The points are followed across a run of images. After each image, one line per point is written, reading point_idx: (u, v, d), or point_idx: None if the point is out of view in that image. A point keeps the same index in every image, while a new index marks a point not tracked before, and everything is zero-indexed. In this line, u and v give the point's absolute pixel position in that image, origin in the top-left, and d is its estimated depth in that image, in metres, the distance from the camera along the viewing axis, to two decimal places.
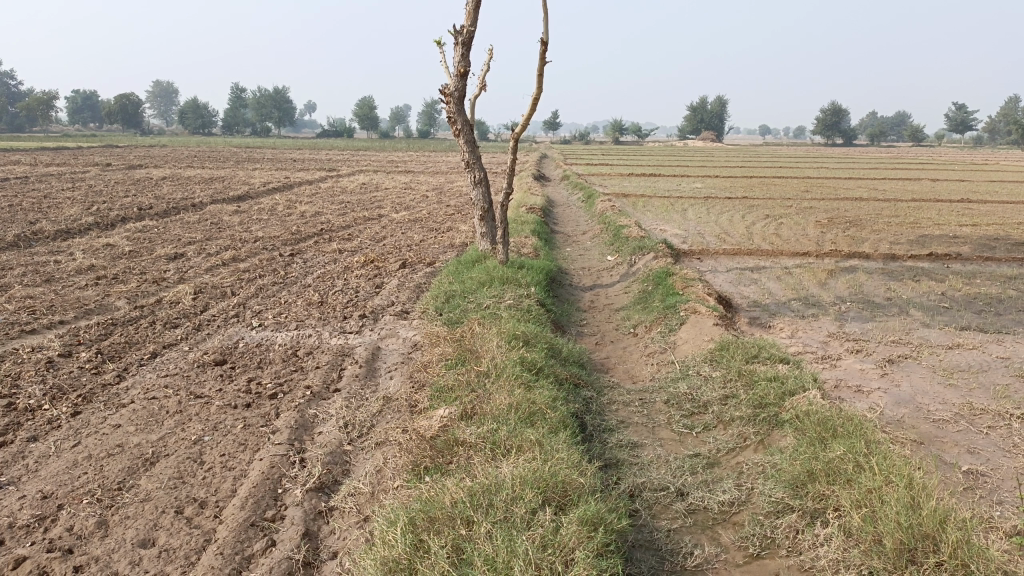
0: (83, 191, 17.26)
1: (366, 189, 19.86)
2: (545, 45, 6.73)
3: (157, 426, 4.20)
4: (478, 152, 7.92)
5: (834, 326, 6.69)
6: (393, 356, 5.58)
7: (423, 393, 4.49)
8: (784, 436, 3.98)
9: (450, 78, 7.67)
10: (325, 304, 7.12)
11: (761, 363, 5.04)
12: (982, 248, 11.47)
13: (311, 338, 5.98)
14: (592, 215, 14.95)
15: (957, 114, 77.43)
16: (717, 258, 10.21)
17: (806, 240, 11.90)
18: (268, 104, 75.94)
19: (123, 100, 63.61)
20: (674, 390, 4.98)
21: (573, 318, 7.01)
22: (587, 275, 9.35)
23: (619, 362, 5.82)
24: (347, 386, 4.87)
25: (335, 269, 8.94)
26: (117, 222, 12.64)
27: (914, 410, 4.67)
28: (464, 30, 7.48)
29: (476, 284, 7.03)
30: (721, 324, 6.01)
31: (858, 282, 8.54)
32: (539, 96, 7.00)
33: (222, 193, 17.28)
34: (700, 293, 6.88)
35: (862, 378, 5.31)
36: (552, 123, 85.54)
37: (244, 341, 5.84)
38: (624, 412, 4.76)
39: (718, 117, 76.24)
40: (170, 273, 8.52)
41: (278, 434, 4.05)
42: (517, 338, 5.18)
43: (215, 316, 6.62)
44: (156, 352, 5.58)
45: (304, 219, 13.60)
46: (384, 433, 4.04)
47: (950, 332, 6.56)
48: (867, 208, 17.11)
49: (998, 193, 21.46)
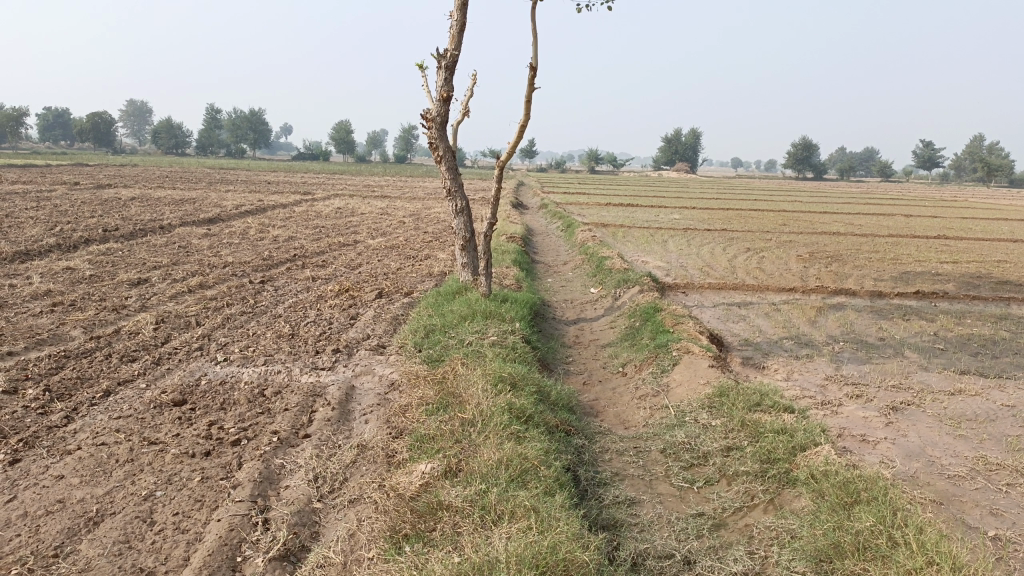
0: (48, 210, 16.70)
1: (341, 213, 19.51)
2: (533, 71, 6.45)
3: (104, 478, 3.77)
4: (460, 179, 7.59)
5: (830, 368, 6.42)
6: (368, 397, 5.18)
7: (401, 442, 4.11)
8: (797, 496, 3.66)
9: (433, 102, 7.36)
10: (296, 337, 6.71)
11: (764, 412, 4.72)
12: (966, 286, 11.36)
13: (280, 375, 5.56)
14: (572, 245, 14.72)
15: (925, 151, 79.21)
16: (702, 293, 9.97)
17: (790, 275, 11.72)
18: (242, 126, 75.27)
19: (94, 119, 62.74)
20: (671, 438, 4.64)
21: (559, 355, 6.67)
22: (570, 308, 9.03)
23: (609, 405, 5.48)
24: (317, 431, 4.47)
25: (307, 297, 8.54)
26: (79, 243, 12.12)
27: (926, 464, 4.39)
28: (448, 53, 7.20)
29: (458, 318, 6.67)
30: (717, 366, 5.71)
31: (848, 321, 8.31)
32: (527, 124, 6.71)
33: (191, 215, 16.81)
34: (692, 332, 6.57)
35: (866, 427, 5.02)
36: (529, 150, 85.80)
37: (206, 378, 5.42)
38: (618, 462, 4.40)
39: (692, 148, 77.05)
40: (131, 300, 8.05)
41: (239, 489, 3.64)
42: (503, 381, 4.81)
43: (177, 349, 6.18)
44: (110, 390, 5.13)
45: (276, 244, 13.17)
46: (358, 489, 3.65)
47: (949, 377, 6.31)
48: (847, 242, 17.05)
49: (972, 229, 21.68)
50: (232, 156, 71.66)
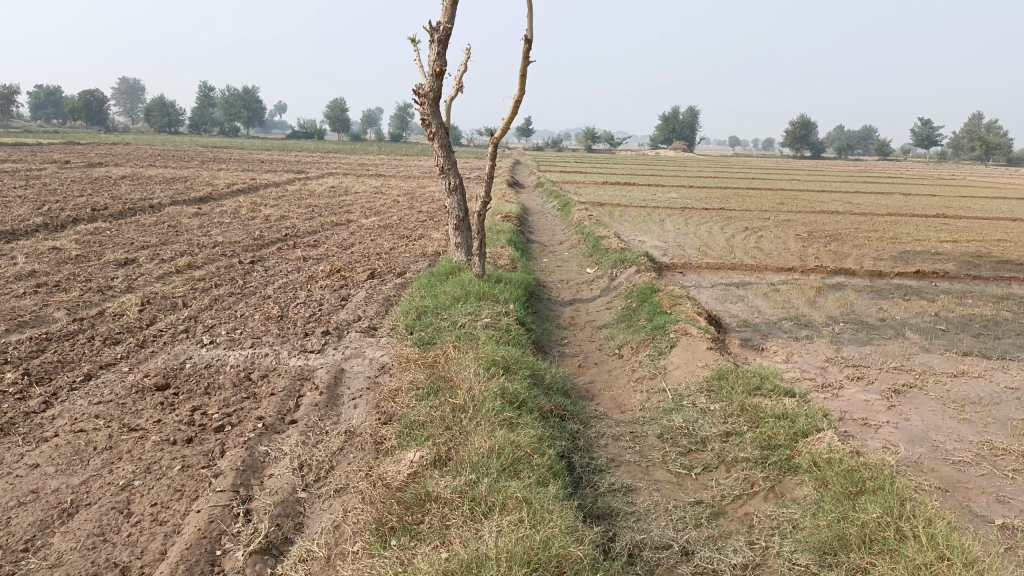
0: (36, 189, 16.46)
1: (335, 192, 19.29)
2: (528, 43, 6.25)
3: (80, 467, 3.63)
4: (453, 157, 7.40)
5: (830, 349, 6.29)
6: (358, 381, 5.04)
7: (389, 429, 3.97)
8: (800, 484, 3.54)
9: (425, 77, 7.16)
10: (286, 319, 6.55)
11: (764, 396, 4.58)
12: (966, 266, 11.23)
13: (267, 358, 5.42)
14: (569, 224, 14.55)
15: (923, 130, 78.92)
16: (700, 273, 9.83)
17: (788, 255, 11.57)
18: (236, 104, 74.49)
19: (85, 97, 62.04)
20: (668, 422, 4.52)
21: (554, 337, 6.53)
22: (566, 288, 8.88)
23: (605, 389, 5.35)
24: (304, 417, 4.33)
25: (298, 278, 8.38)
26: (67, 223, 11.91)
27: (931, 450, 4.27)
28: (441, 27, 6.99)
29: (451, 299, 6.52)
30: (716, 348, 5.58)
31: (848, 301, 8.17)
32: (521, 99, 6.51)
33: (182, 194, 16.59)
34: (690, 313, 6.43)
35: (867, 411, 4.90)
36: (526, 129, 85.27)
37: (191, 362, 5.27)
38: (614, 448, 4.28)
39: (689, 127, 76.62)
40: (118, 281, 7.88)
41: (221, 478, 3.51)
42: (496, 365, 4.67)
43: (162, 332, 6.02)
44: (91, 374, 4.98)
45: (268, 223, 12.97)
46: (345, 478, 3.52)
47: (952, 358, 6.19)
48: (845, 221, 16.89)
49: (971, 208, 21.53)
50: (226, 134, 71.01)
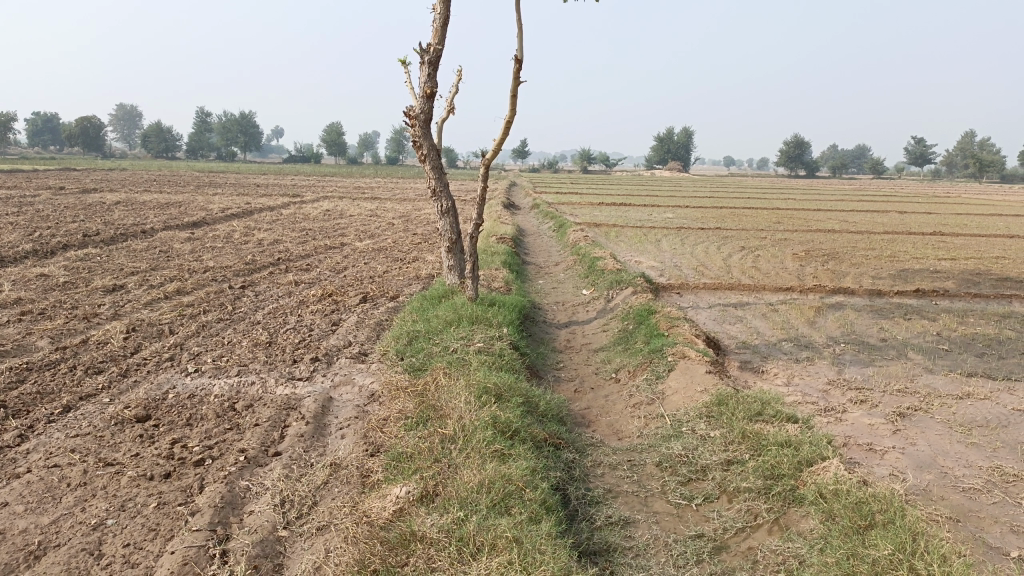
0: (29, 215, 16.32)
1: (330, 215, 19.20)
2: (519, 63, 6.16)
3: (51, 505, 3.45)
4: (445, 179, 7.29)
5: (832, 371, 6.14)
6: (345, 409, 4.88)
7: (376, 461, 3.81)
8: (805, 516, 3.38)
9: (415, 98, 7.06)
10: (274, 345, 6.40)
11: (765, 422, 4.41)
12: (966, 284, 11.12)
13: (253, 387, 5.26)
14: (564, 245, 14.44)
15: (917, 148, 79.32)
16: (697, 293, 9.70)
17: (785, 274, 11.45)
18: (233, 129, 74.61)
19: (82, 123, 62.14)
20: (667, 450, 4.36)
21: (549, 361, 6.38)
22: (562, 310, 8.74)
23: (602, 415, 5.19)
24: (289, 448, 4.16)
25: (289, 303, 8.23)
26: (57, 249, 11.76)
27: (939, 477, 4.11)
28: (432, 48, 6.91)
29: (443, 324, 6.37)
30: (715, 372, 5.43)
31: (848, 321, 8.04)
32: (512, 120, 6.42)
33: (175, 219, 16.48)
34: (688, 336, 6.29)
35: (872, 436, 4.75)
36: (521, 151, 85.61)
37: (174, 391, 5.11)
38: (611, 478, 4.12)
39: (684, 147, 76.92)
40: (105, 308, 7.73)
41: (198, 516, 3.35)
42: (487, 393, 4.51)
43: (146, 360, 5.86)
44: (70, 405, 4.82)
45: (261, 247, 12.84)
46: (328, 515, 3.35)
47: (957, 379, 6.04)
48: (842, 240, 16.80)
49: (968, 225, 21.45)
50: (223, 158, 71.10)
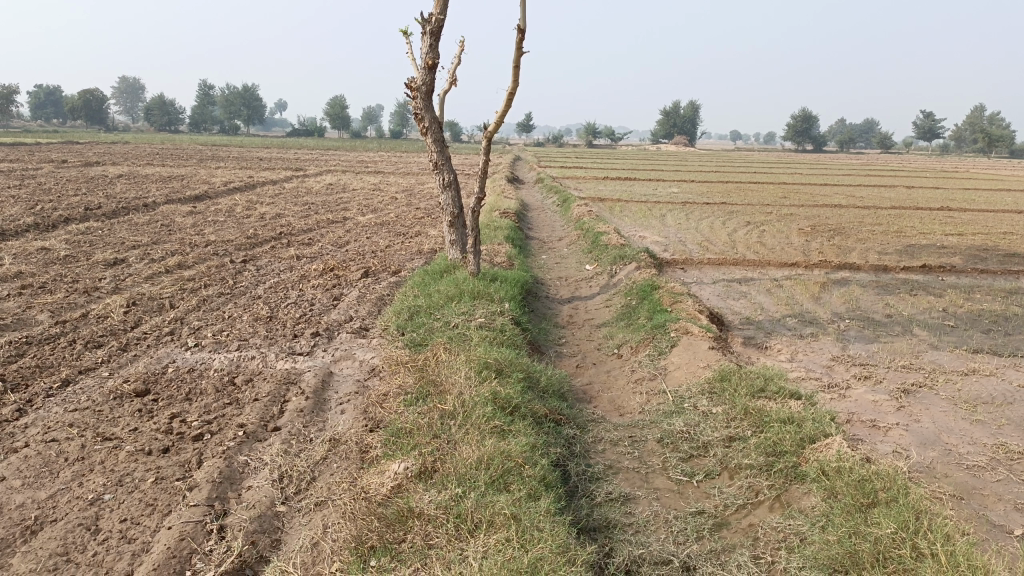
0: (31, 189, 16.27)
1: (332, 189, 19.11)
2: (521, 33, 6.04)
3: (48, 480, 3.44)
4: (447, 152, 7.20)
5: (836, 348, 6.09)
6: (346, 384, 4.86)
7: (375, 436, 3.78)
8: (807, 493, 3.35)
9: (417, 70, 6.95)
10: (274, 320, 6.36)
11: (768, 398, 4.37)
12: (973, 259, 11.02)
13: (253, 361, 5.23)
14: (568, 220, 14.35)
15: (926, 122, 78.56)
16: (701, 269, 9.64)
17: (791, 250, 11.35)
18: (236, 102, 74.16)
19: (85, 96, 61.81)
20: (669, 426, 4.33)
21: (551, 337, 6.34)
22: (565, 286, 8.69)
23: (604, 391, 5.15)
24: (287, 424, 4.14)
25: (290, 277, 8.19)
26: (58, 223, 11.71)
27: (943, 454, 4.08)
28: (433, 18, 6.78)
29: (444, 299, 6.33)
30: (718, 347, 5.38)
31: (853, 297, 7.98)
32: (514, 91, 6.32)
33: (178, 193, 16.40)
34: (691, 311, 6.23)
35: (876, 413, 4.71)
36: (525, 125, 85.07)
37: (174, 366, 5.08)
38: (612, 454, 4.09)
39: (690, 121, 76.30)
40: (105, 282, 7.69)
41: (196, 491, 3.33)
42: (488, 368, 4.47)
43: (146, 334, 5.84)
44: (69, 380, 4.80)
45: (263, 222, 12.79)
46: (326, 491, 3.34)
47: (962, 356, 5.99)
48: (849, 215, 16.68)
49: (976, 201, 21.26)
50: (226, 132, 70.77)
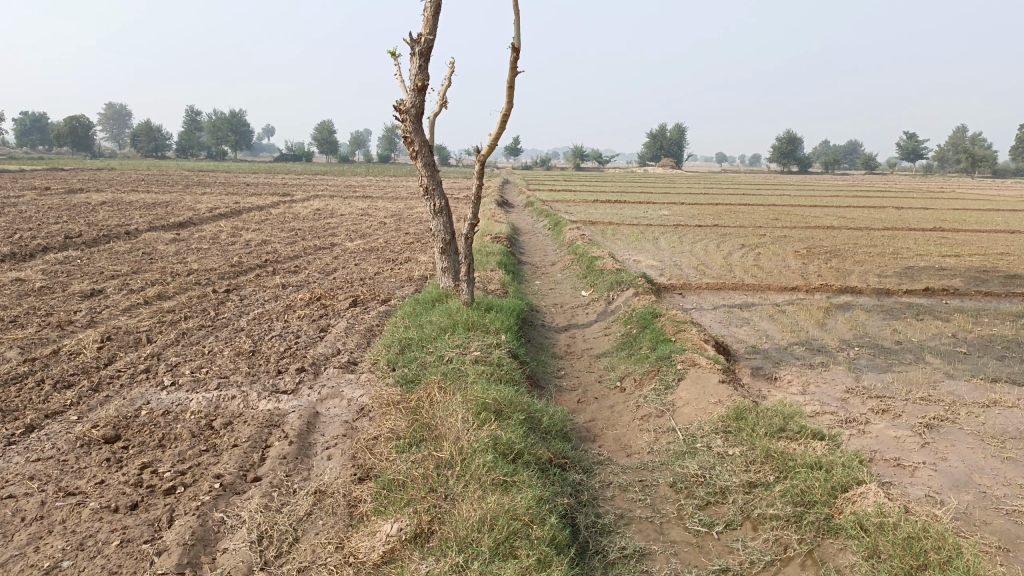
0: (11, 217, 15.90)
1: (320, 214, 18.83)
2: (516, 52, 5.80)
3: (0, 545, 3.08)
4: (438, 176, 6.91)
5: (849, 378, 5.80)
6: (333, 426, 4.52)
7: (365, 489, 3.45)
8: (845, 551, 3.04)
9: (406, 92, 6.69)
10: (258, 354, 6.02)
11: (789, 439, 4.05)
12: (973, 281, 10.81)
13: (234, 402, 4.89)
14: (560, 244, 14.10)
15: (909, 143, 79.29)
16: (700, 294, 9.38)
17: (789, 273, 11.12)
18: (223, 128, 74.06)
19: (71, 123, 61.46)
20: (682, 469, 4.01)
21: (550, 369, 6.03)
22: (560, 313, 8.40)
23: (608, 428, 4.84)
24: (269, 473, 3.79)
25: (275, 308, 7.86)
26: (36, 252, 11.35)
27: (979, 497, 3.78)
28: (423, 38, 6.53)
29: (437, 330, 6.02)
30: (728, 381, 5.09)
31: (859, 322, 7.72)
32: (509, 113, 6.06)
33: (161, 219, 16.07)
34: (697, 341, 5.94)
35: (900, 450, 4.42)
36: (513, 149, 85.35)
37: (147, 408, 4.73)
38: (622, 501, 3.76)
39: (677, 144, 76.66)
40: (80, 314, 7.34)
41: (165, 557, 2.98)
42: (486, 409, 4.15)
43: (120, 373, 5.48)
44: (32, 425, 4.43)
45: (248, 249, 12.47)
46: (311, 554, 3.00)
47: (980, 386, 5.71)
48: (843, 236, 16.51)
49: (967, 221, 21.18)
50: (213, 157, 70.47)
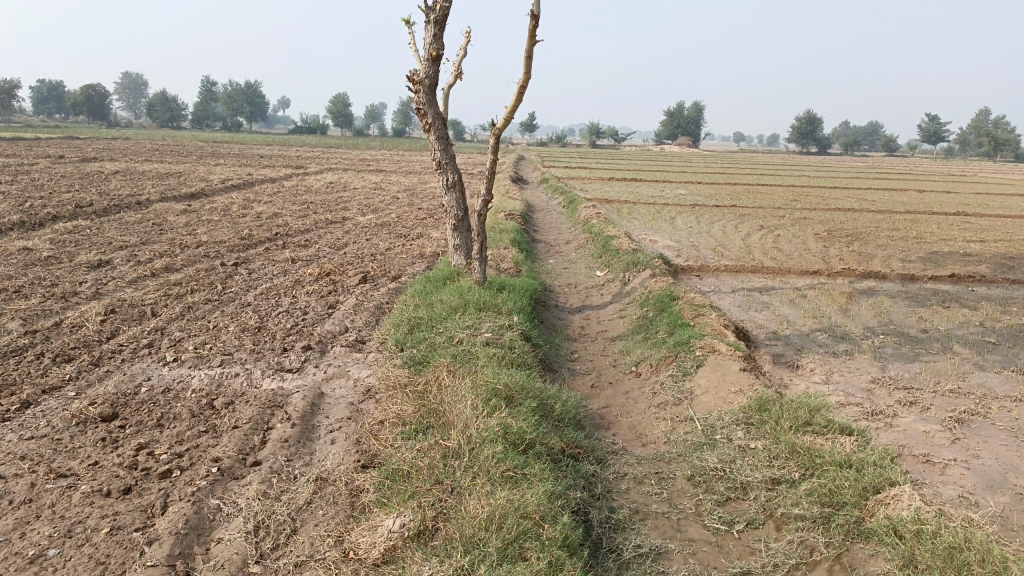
0: (23, 185, 15.79)
1: (333, 188, 18.64)
2: (535, 20, 5.54)
3: None
4: (451, 150, 6.69)
5: (874, 368, 5.58)
6: (337, 408, 4.35)
7: (368, 477, 3.29)
8: (877, 560, 2.86)
9: (420, 62, 6.45)
10: (263, 331, 5.86)
11: (815, 433, 3.86)
12: (999, 268, 10.50)
13: (236, 380, 4.73)
14: (575, 222, 13.87)
15: (931, 126, 77.96)
16: (718, 276, 9.15)
17: (810, 256, 10.83)
18: (239, 99, 73.77)
19: (88, 91, 61.33)
20: (700, 462, 3.83)
21: (563, 352, 5.84)
22: (575, 293, 8.20)
23: (623, 415, 4.65)
24: (269, 458, 3.63)
25: (283, 282, 7.70)
26: (46, 221, 11.21)
27: (1016, 500, 3.57)
28: (438, 6, 6.28)
29: (447, 310, 5.83)
30: (749, 369, 4.89)
31: (883, 309, 7.47)
32: (526, 84, 5.83)
33: (173, 190, 15.92)
34: (717, 327, 5.72)
35: (929, 446, 4.21)
36: (528, 125, 84.63)
37: (147, 385, 4.58)
38: (637, 495, 3.58)
39: (695, 122, 75.72)
40: (86, 286, 7.21)
41: (156, 547, 2.83)
42: (497, 396, 3.96)
43: (122, 347, 5.34)
44: (29, 401, 4.29)
45: (259, 221, 12.29)
46: (309, 546, 2.84)
47: (1012, 378, 5.47)
48: (864, 219, 16.16)
49: (991, 206, 20.68)
50: (229, 128, 70.27)
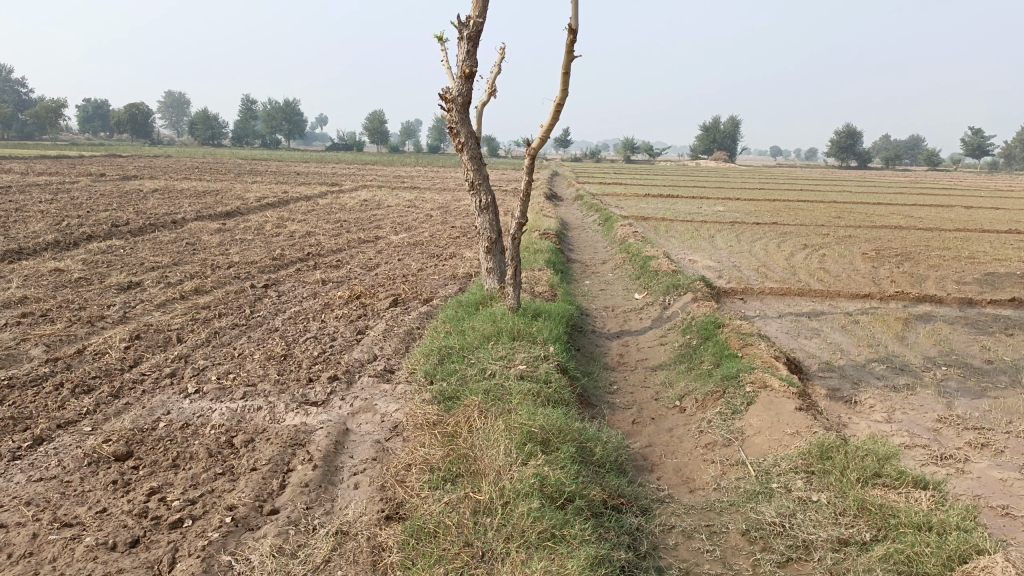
0: (64, 203, 15.94)
1: (367, 205, 18.57)
2: (573, 34, 5.28)
3: None
4: (485, 171, 6.44)
5: (940, 405, 5.16)
6: (363, 448, 4.09)
7: (392, 533, 3.01)
8: None
9: (453, 80, 6.23)
10: (289, 359, 5.64)
11: (885, 486, 3.49)
12: None
13: (258, 414, 4.50)
14: (611, 240, 13.54)
15: (977, 140, 76.07)
16: (763, 299, 8.77)
17: (858, 278, 10.36)
18: (277, 117, 74.85)
19: (133, 109, 62.65)
20: (755, 515, 3.48)
21: (602, 383, 5.52)
22: (612, 317, 7.88)
23: (668, 456, 4.32)
24: (287, 506, 3.38)
25: (313, 306, 7.51)
26: (81, 240, 11.23)
27: None
28: (471, 22, 6.06)
29: (479, 338, 5.57)
30: (804, 406, 4.53)
31: (943, 337, 7.01)
32: (563, 102, 5.57)
33: (209, 208, 15.97)
34: (767, 359, 5.35)
35: (1009, 497, 3.80)
36: (563, 140, 84.58)
37: (165, 420, 4.36)
38: (686, 552, 3.24)
39: (731, 137, 74.91)
40: (114, 309, 7.08)
41: None
42: (532, 439, 3.66)
43: (144, 377, 5.15)
44: (43, 437, 4.10)
45: (292, 241, 12.19)
46: None
47: None
48: (912, 237, 15.57)
49: None
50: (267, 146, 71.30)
